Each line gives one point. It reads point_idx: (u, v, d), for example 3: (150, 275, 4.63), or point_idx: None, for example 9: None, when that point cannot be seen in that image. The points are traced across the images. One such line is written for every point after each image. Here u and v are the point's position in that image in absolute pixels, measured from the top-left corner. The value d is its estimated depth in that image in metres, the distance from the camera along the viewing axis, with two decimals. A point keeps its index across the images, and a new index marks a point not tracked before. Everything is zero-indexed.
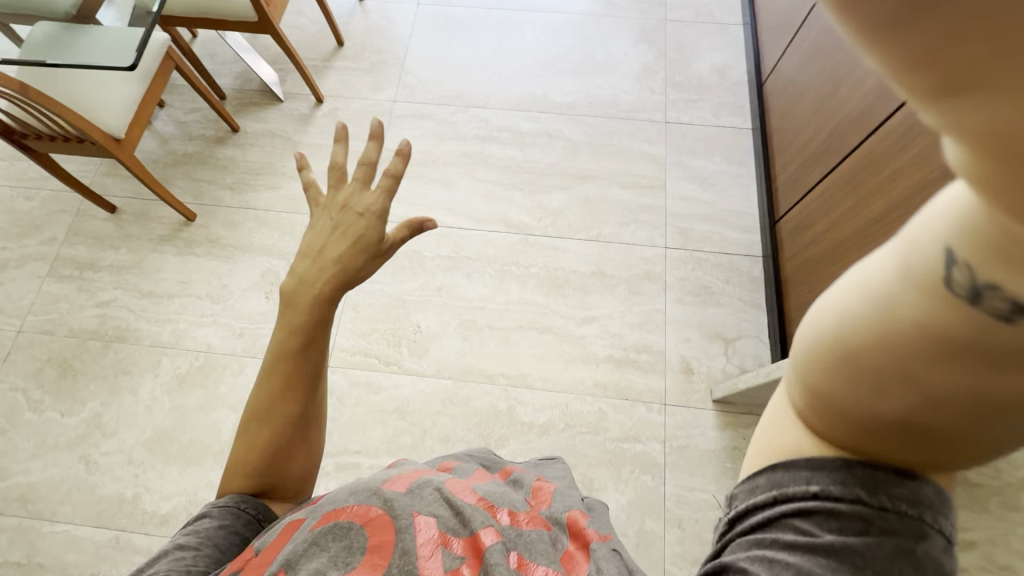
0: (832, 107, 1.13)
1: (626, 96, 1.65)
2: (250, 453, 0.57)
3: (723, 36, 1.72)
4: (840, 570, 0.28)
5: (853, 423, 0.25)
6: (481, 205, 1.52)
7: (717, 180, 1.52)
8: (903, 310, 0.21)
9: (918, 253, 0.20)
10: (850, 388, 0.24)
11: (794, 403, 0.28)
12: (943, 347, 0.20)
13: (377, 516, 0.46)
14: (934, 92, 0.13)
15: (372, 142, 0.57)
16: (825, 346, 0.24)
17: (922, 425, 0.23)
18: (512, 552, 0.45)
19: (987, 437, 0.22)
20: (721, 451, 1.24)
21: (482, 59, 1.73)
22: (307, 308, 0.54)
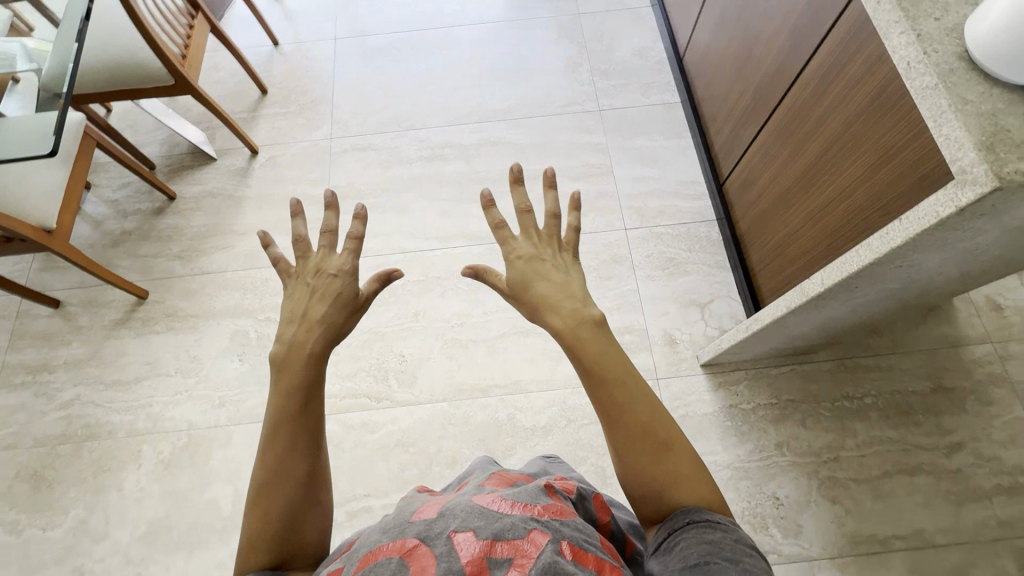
0: (752, 67, 1.17)
1: (558, 92, 1.68)
2: (265, 525, 0.54)
3: (637, 19, 1.79)
4: (675, 532, 0.51)
5: (651, 485, 0.56)
6: (440, 223, 1.52)
7: (661, 155, 1.56)
8: (629, 433, 0.57)
9: (620, 416, 0.57)
10: (640, 470, 0.56)
11: (640, 503, 0.57)
12: (639, 434, 0.56)
13: (414, 545, 0.40)
14: (563, 339, 0.62)
15: (328, 211, 0.68)
16: (622, 459, 0.57)
17: (661, 460, 0.56)
18: (565, 543, 0.40)
19: (680, 468, 0.55)
20: (718, 412, 1.27)
21: (412, 82, 1.73)
22: (301, 366, 0.59)
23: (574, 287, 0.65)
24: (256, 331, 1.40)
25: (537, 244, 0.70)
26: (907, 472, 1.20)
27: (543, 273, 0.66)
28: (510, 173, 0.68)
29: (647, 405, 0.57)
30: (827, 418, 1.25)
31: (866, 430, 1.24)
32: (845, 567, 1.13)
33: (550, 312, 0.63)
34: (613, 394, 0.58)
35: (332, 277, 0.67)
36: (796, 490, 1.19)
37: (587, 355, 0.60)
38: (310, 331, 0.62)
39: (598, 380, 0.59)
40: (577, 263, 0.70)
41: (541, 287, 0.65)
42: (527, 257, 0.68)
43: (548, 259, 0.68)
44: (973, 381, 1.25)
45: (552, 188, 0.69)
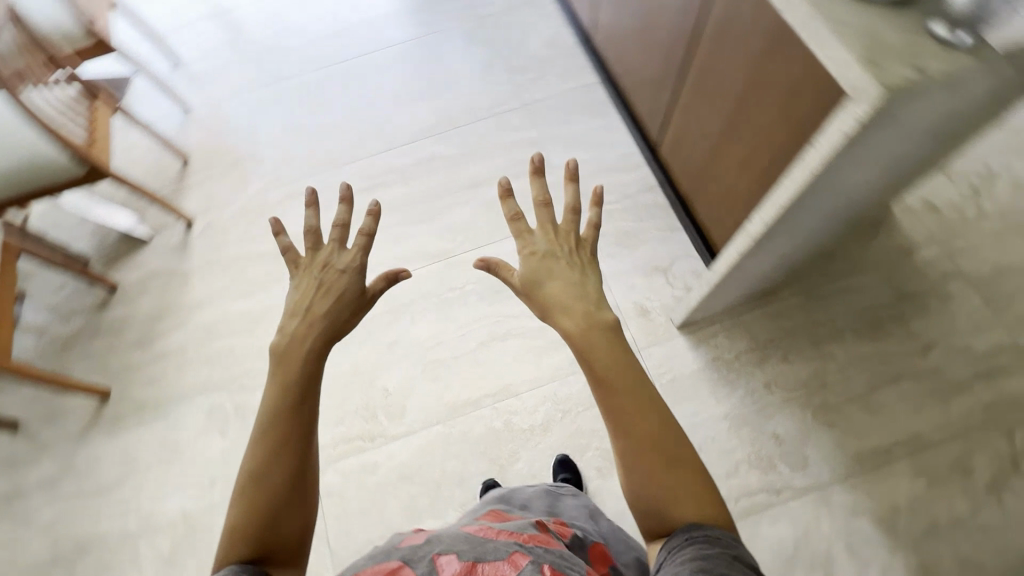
0: (656, 32, 1.21)
1: (480, 96, 1.69)
2: (248, 516, 0.52)
3: (540, 11, 1.81)
4: (679, 547, 0.52)
5: (657, 498, 0.56)
6: (394, 250, 1.50)
7: (593, 136, 1.59)
8: (634, 442, 0.57)
9: (626, 424, 0.58)
10: (645, 481, 0.56)
11: (644, 516, 0.58)
12: (644, 444, 0.57)
13: (400, 566, 0.53)
14: (572, 336, 0.65)
15: (344, 207, 0.73)
16: (626, 468, 0.58)
17: (667, 471, 0.56)
18: (542, 565, 0.51)
19: (685, 481, 0.56)
20: (704, 368, 1.30)
21: (334, 118, 1.72)
22: (301, 360, 0.60)
23: (589, 282, 0.70)
24: (233, 402, 1.36)
25: (553, 241, 0.74)
26: (891, 381, 1.24)
27: (554, 273, 0.70)
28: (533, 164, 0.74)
29: (653, 411, 0.58)
30: (805, 348, 1.29)
31: (844, 350, 1.28)
32: (856, 485, 1.16)
33: (563, 305, 0.67)
34: (619, 399, 0.59)
35: (341, 274, 0.70)
36: (794, 423, 1.23)
37: (592, 357, 0.62)
38: (313, 328, 0.64)
39: (603, 380, 0.60)
40: (591, 256, 0.74)
41: (553, 284, 0.70)
42: (541, 255, 0.73)
43: (563, 257, 0.73)
44: (927, 280, 1.31)
45: (574, 182, 0.75)
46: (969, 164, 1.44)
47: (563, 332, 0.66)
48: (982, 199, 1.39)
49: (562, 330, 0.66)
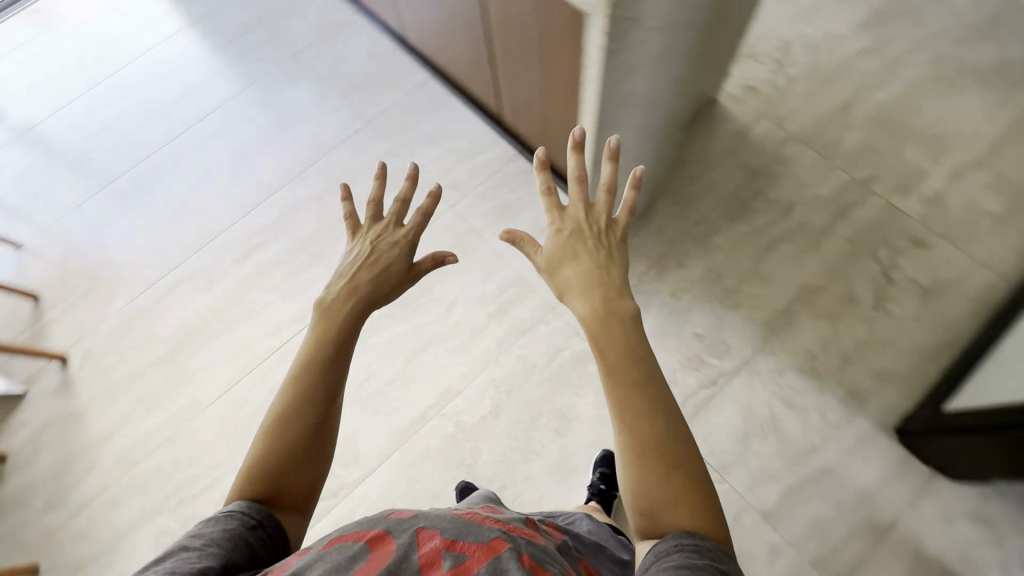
0: (455, 11, 1.24)
1: (324, 128, 1.67)
2: (268, 456, 0.58)
3: (352, 29, 1.81)
4: (670, 548, 0.56)
5: (658, 502, 0.59)
6: (289, 303, 1.44)
7: (443, 129, 1.61)
8: (639, 443, 0.60)
9: (632, 421, 0.61)
10: (647, 483, 0.59)
11: (638, 514, 0.61)
12: (648, 445, 0.60)
13: (380, 534, 0.52)
14: (587, 320, 0.66)
15: (409, 184, 0.81)
16: (627, 465, 0.60)
17: (667, 473, 0.59)
18: (520, 554, 0.53)
19: (684, 488, 0.59)
20: None
21: (183, 199, 1.63)
22: (337, 318, 0.66)
23: (613, 264, 0.71)
24: (178, 519, 1.27)
25: (581, 223, 0.75)
26: (772, 248, 1.37)
27: (581, 255, 0.71)
28: (572, 139, 0.75)
29: (661, 412, 0.61)
30: (695, 247, 1.38)
31: (726, 237, 1.39)
32: (776, 349, 1.28)
33: (586, 278, 0.69)
34: (627, 395, 0.61)
35: (389, 248, 0.75)
36: (709, 316, 1.32)
37: (606, 355, 0.64)
38: (354, 294, 0.68)
39: (615, 374, 0.63)
40: (620, 242, 0.74)
41: (575, 266, 0.71)
42: (570, 233, 0.74)
43: (593, 237, 0.74)
44: (769, 152, 1.46)
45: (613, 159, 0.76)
46: (768, 41, 1.61)
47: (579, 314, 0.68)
48: (787, 69, 1.56)
49: (580, 310, 0.68)
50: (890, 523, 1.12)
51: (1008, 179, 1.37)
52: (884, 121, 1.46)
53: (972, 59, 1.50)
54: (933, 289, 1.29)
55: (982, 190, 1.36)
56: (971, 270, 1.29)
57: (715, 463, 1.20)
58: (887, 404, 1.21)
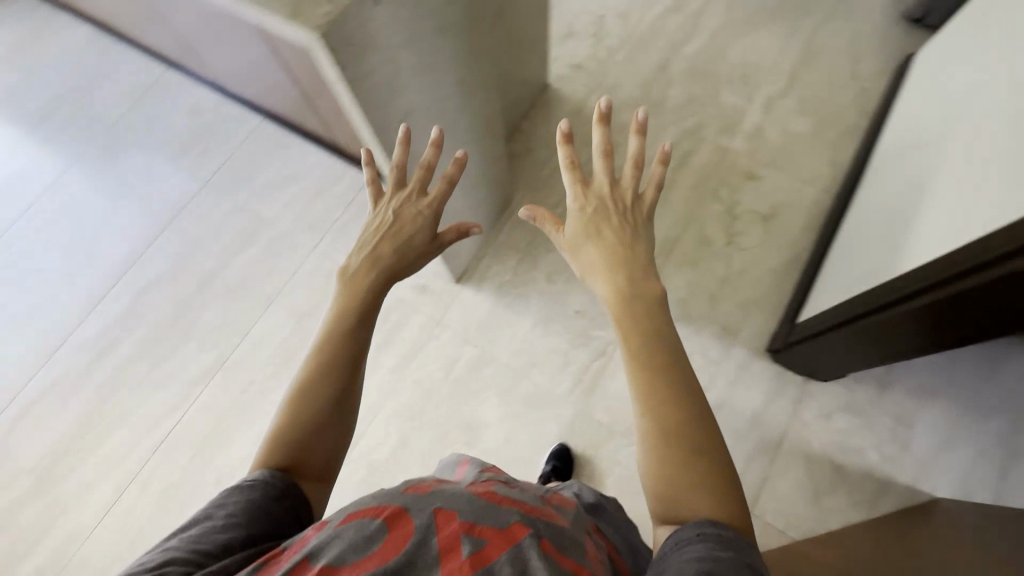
0: (252, 52, 1.19)
1: (160, 198, 1.56)
2: (294, 427, 0.59)
3: (166, 86, 1.69)
4: (694, 540, 0.51)
5: (680, 486, 0.56)
6: (162, 392, 1.34)
7: (288, 170, 1.55)
8: (664, 421, 0.59)
9: (656, 395, 0.60)
10: (669, 463, 0.57)
11: (654, 495, 0.58)
12: (672, 425, 0.58)
13: (399, 512, 0.49)
14: (613, 295, 0.69)
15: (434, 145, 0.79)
16: (650, 441, 0.59)
17: (687, 452, 0.57)
18: (540, 540, 0.51)
19: (705, 471, 0.56)
20: (497, 299, 1.37)
21: (15, 311, 1.46)
22: (361, 296, 0.66)
23: (639, 246, 0.74)
24: None
25: (601, 201, 0.77)
26: None
27: (603, 233, 0.74)
28: (600, 112, 0.77)
29: (688, 390, 0.60)
30: None
31: None
32: None
33: (610, 257, 0.72)
34: (655, 369, 0.61)
35: (413, 217, 0.74)
36: (585, 292, 1.36)
37: (648, 327, 0.65)
38: (380, 265, 0.69)
39: (642, 345, 0.63)
40: (643, 219, 0.77)
41: (599, 242, 0.74)
42: (593, 212, 0.76)
43: (616, 216, 0.76)
44: None
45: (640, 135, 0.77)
46: (582, 18, 1.67)
47: (603, 291, 0.70)
48: (605, 41, 1.63)
49: (604, 287, 0.70)
50: (780, 436, 1.22)
51: (811, 101, 1.51)
52: (699, 72, 1.57)
53: (757, 0, 1.65)
54: (772, 214, 1.40)
55: (793, 116, 1.50)
56: (798, 190, 1.42)
57: (620, 428, 1.24)
58: (756, 329, 1.31)
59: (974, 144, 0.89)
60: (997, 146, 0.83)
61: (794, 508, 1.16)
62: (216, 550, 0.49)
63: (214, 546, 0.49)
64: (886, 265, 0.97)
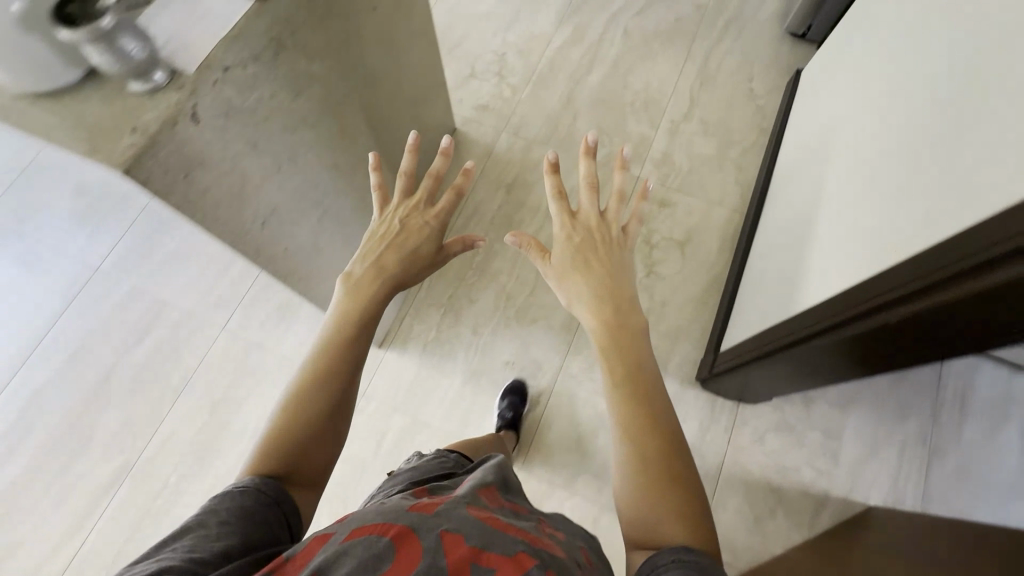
0: None
1: (45, 292, 1.42)
2: (293, 430, 0.62)
3: (43, 167, 1.56)
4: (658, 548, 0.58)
5: (659, 504, 0.61)
6: (63, 511, 1.21)
7: (188, 246, 1.45)
8: (649, 437, 0.64)
9: (643, 411, 0.66)
10: (652, 481, 0.62)
11: (630, 509, 0.62)
12: (660, 443, 0.64)
13: (402, 532, 0.46)
14: (606, 312, 0.75)
15: (445, 156, 0.86)
16: (634, 451, 0.64)
17: (672, 472, 0.62)
18: (550, 573, 0.46)
19: (684, 493, 0.61)
20: (422, 360, 1.32)
21: None
22: (358, 314, 0.72)
23: (629, 272, 0.80)
24: None
25: (589, 229, 0.83)
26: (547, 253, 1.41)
27: (593, 260, 0.80)
28: (589, 146, 0.85)
29: (668, 409, 0.67)
30: (478, 278, 1.39)
31: (504, 257, 1.40)
32: (580, 348, 1.32)
33: (602, 281, 0.77)
34: (643, 384, 0.68)
35: (420, 226, 0.81)
36: (512, 341, 1.33)
37: (641, 345, 0.72)
38: (384, 273, 0.76)
39: (635, 358, 0.70)
40: (626, 251, 0.83)
41: (589, 267, 0.79)
42: (582, 239, 0.82)
43: (606, 243, 0.82)
44: (516, 164, 1.51)
45: (629, 166, 0.86)
46: (484, 57, 1.66)
47: (590, 310, 0.76)
48: (509, 80, 1.62)
49: (592, 308, 0.76)
50: (718, 465, 1.22)
51: (713, 123, 1.54)
52: (603, 102, 1.58)
53: (653, 27, 1.68)
54: (687, 239, 1.41)
55: (697, 139, 1.52)
56: (709, 213, 1.44)
57: (560, 480, 1.21)
58: (684, 359, 1.31)
59: (853, 173, 0.88)
60: (893, 158, 0.76)
61: (738, 536, 1.16)
62: (213, 559, 0.48)
63: (211, 554, 0.48)
64: (791, 299, 0.95)
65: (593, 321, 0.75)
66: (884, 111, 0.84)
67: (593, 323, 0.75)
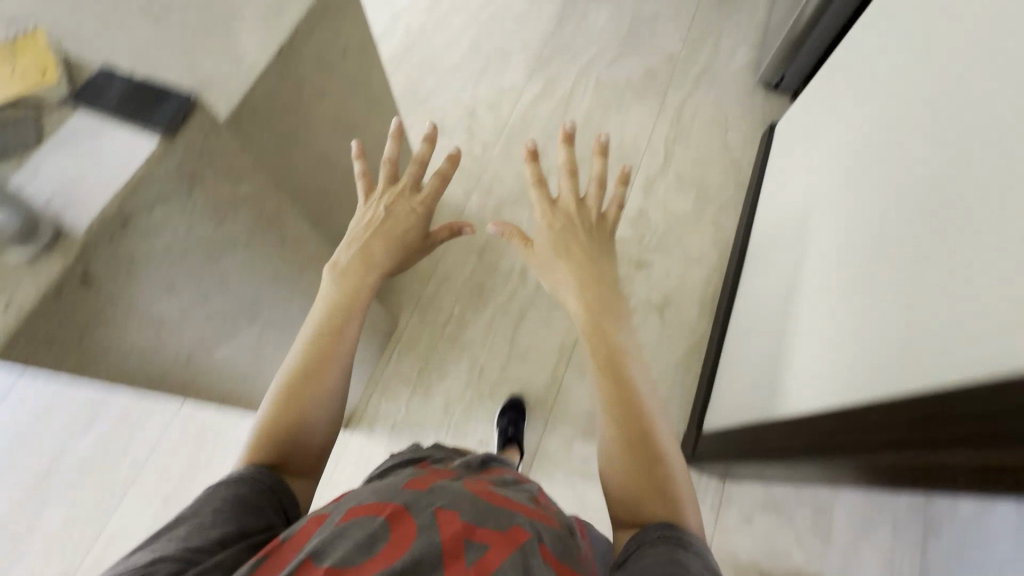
0: None
1: None
2: (287, 414, 0.64)
3: None
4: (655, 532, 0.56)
5: (640, 480, 0.62)
6: None
7: None
8: (629, 414, 0.66)
9: (624, 388, 0.68)
10: (632, 460, 0.63)
11: (616, 485, 0.64)
12: (638, 421, 0.65)
13: (397, 511, 0.47)
14: (585, 297, 0.77)
15: (427, 143, 0.87)
16: (613, 431, 0.66)
17: (651, 449, 0.64)
18: (542, 546, 0.50)
19: (663, 468, 0.63)
20: (391, 442, 1.25)
21: None
22: (348, 302, 0.74)
23: (609, 259, 0.82)
24: None
25: (568, 216, 0.85)
26: (520, 320, 1.34)
27: (572, 246, 0.82)
28: (568, 133, 0.84)
29: (647, 393, 0.69)
30: (449, 349, 1.32)
31: (476, 326, 1.34)
32: (557, 423, 1.25)
33: (581, 268, 0.79)
34: (624, 363, 0.70)
35: (408, 214, 0.84)
36: (486, 418, 1.26)
37: (621, 328, 0.74)
38: (368, 262, 0.77)
39: (615, 343, 0.72)
40: (604, 238, 0.84)
41: (569, 252, 0.81)
42: (562, 228, 0.84)
43: (584, 229, 0.84)
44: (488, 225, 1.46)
45: (604, 154, 0.85)
46: (454, 112, 1.61)
47: (574, 296, 0.78)
48: (479, 136, 1.58)
49: (576, 294, 0.78)
50: None
51: (688, 177, 1.51)
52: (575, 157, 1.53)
53: (625, 78, 1.65)
54: (666, 302, 1.37)
55: (673, 194, 1.49)
56: (687, 273, 1.40)
57: None
58: None
59: (835, 262, 0.84)
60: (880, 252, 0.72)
61: None
62: (209, 547, 0.48)
63: (207, 542, 0.48)
64: (775, 395, 0.90)
65: (577, 305, 0.77)
66: (890, 169, 0.76)
67: (576, 307, 0.77)
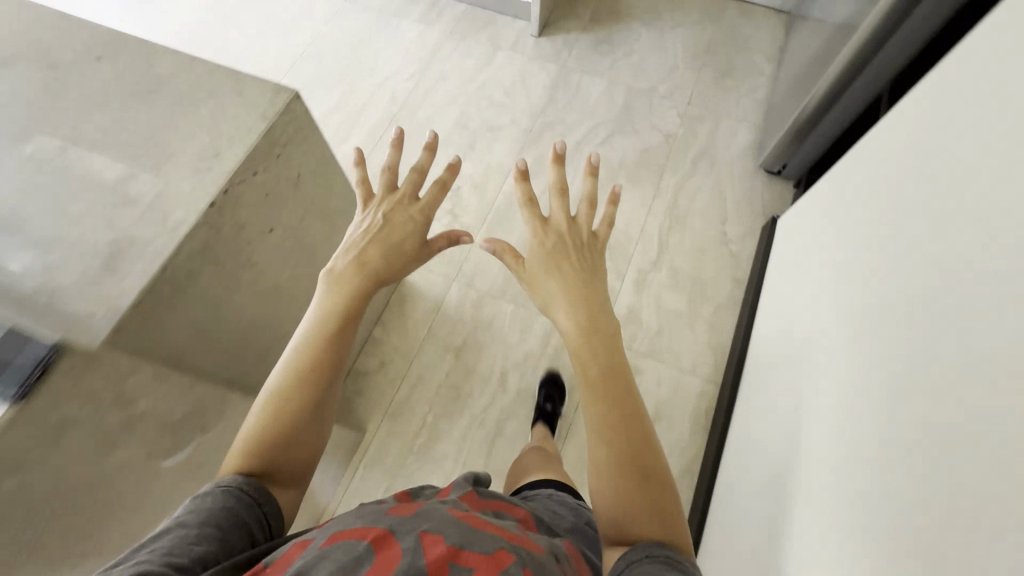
0: None
1: None
2: (268, 434, 0.58)
3: None
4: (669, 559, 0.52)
5: (636, 505, 0.57)
6: None
7: None
8: (630, 440, 0.59)
9: (623, 412, 0.61)
10: (629, 491, 0.57)
11: (608, 512, 0.58)
12: (634, 450, 0.59)
13: (381, 534, 0.44)
14: (583, 311, 0.66)
15: (429, 152, 0.79)
16: (609, 455, 0.59)
17: (643, 482, 0.58)
18: (526, 568, 0.44)
19: (659, 497, 0.58)
20: None
21: None
22: (337, 306, 0.65)
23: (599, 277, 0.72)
24: None
25: (559, 230, 0.74)
26: (498, 433, 1.24)
27: (562, 261, 0.71)
28: (555, 153, 0.76)
29: (642, 419, 0.62)
30: (419, 465, 1.21)
31: (450, 439, 1.23)
32: None
33: (581, 276, 0.70)
34: (622, 384, 0.62)
35: (404, 223, 0.74)
36: None
37: (617, 348, 0.65)
38: (366, 267, 0.69)
39: (614, 365, 0.63)
40: (599, 256, 0.73)
41: (562, 264, 0.71)
42: (551, 249, 0.72)
43: (575, 243, 0.74)
44: (467, 322, 1.36)
45: (593, 173, 0.76)
46: None
47: (565, 310, 0.67)
48: (461, 220, 1.48)
49: (568, 307, 0.67)
50: None
51: (683, 272, 1.41)
52: None
53: (618, 158, 1.57)
54: (657, 416, 1.26)
55: (666, 291, 1.39)
56: (681, 383, 1.29)
57: None
58: None
59: (838, 446, 0.73)
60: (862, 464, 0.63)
61: None
62: (191, 565, 0.46)
63: (190, 559, 0.46)
64: None
65: (564, 320, 0.67)
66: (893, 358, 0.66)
67: (563, 324, 0.67)
